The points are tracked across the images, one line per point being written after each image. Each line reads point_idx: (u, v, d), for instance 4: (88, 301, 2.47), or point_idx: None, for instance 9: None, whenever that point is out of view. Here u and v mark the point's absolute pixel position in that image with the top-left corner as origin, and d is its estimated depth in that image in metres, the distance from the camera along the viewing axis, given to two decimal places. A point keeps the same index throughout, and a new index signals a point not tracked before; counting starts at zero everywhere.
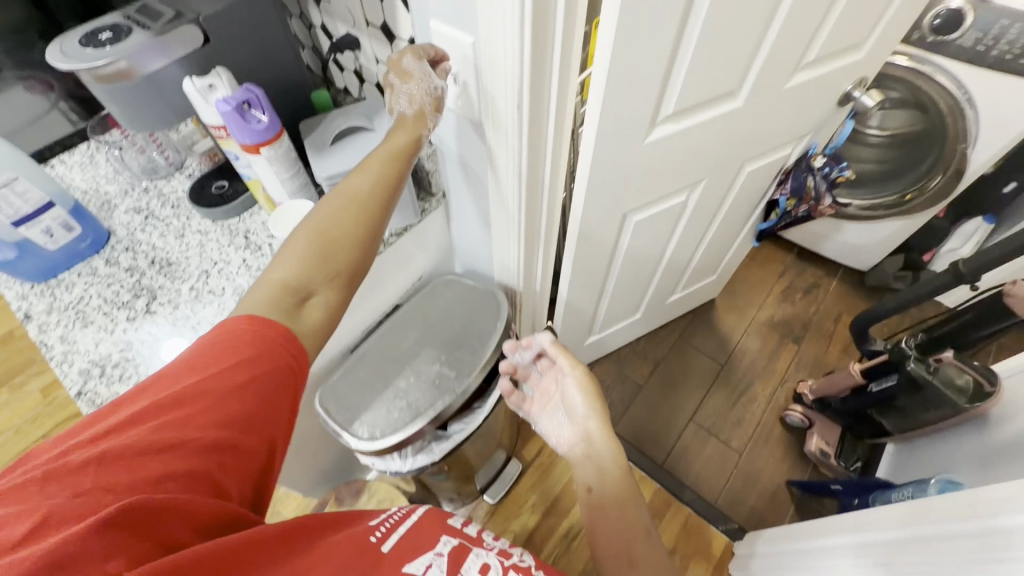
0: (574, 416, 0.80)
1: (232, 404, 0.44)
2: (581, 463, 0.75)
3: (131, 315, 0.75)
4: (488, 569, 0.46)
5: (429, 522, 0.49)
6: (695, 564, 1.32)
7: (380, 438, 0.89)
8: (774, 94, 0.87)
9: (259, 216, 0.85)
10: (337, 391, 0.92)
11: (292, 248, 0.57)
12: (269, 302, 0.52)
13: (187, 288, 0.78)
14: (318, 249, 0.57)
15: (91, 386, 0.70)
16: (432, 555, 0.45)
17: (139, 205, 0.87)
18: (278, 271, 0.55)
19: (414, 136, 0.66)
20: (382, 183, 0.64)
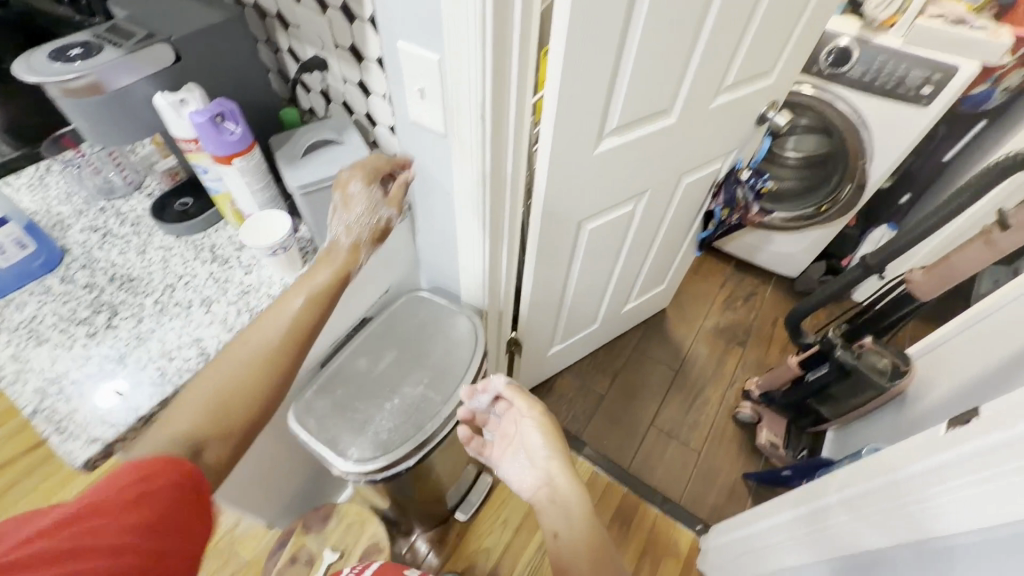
0: (535, 458, 0.83)
1: (142, 516, 0.41)
2: (546, 504, 0.79)
3: (90, 331, 0.73)
4: None
5: None
6: (665, 563, 1.36)
7: (370, 460, 0.87)
8: (702, 113, 0.99)
9: (226, 231, 0.86)
10: (316, 412, 0.91)
11: (191, 395, 0.54)
12: (160, 451, 0.49)
13: (151, 301, 0.77)
14: (216, 407, 0.54)
15: (47, 404, 0.66)
16: None
17: (96, 224, 0.86)
18: (174, 422, 0.52)
19: (336, 273, 0.70)
20: (305, 307, 0.65)
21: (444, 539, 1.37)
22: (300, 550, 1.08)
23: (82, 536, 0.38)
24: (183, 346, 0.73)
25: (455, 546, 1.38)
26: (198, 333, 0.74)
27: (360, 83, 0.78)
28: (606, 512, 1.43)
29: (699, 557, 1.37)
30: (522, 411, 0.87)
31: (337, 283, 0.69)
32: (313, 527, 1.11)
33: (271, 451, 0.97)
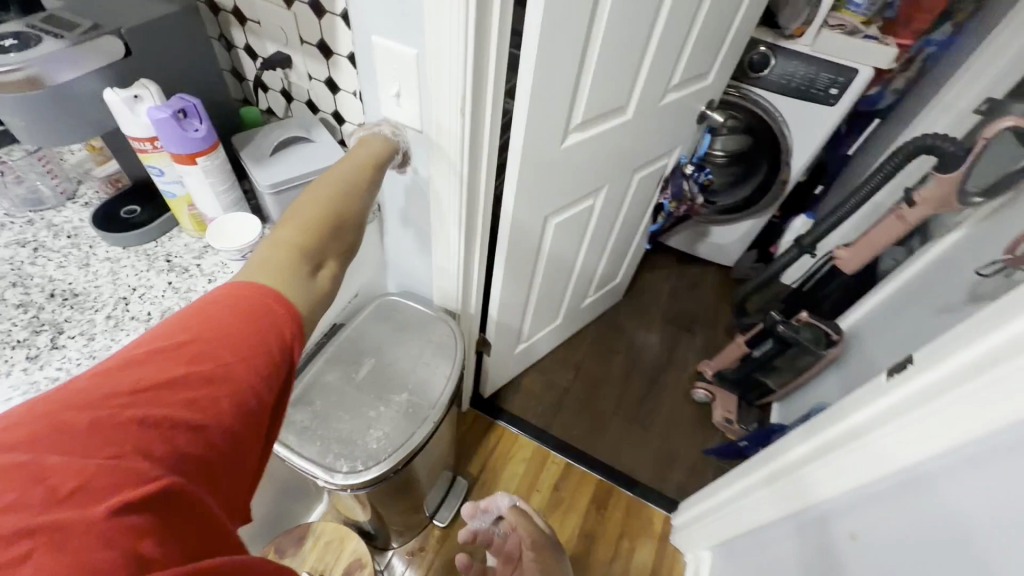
0: None
1: (242, 363, 0.42)
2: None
3: (31, 355, 0.65)
4: None
5: None
6: (642, 543, 1.41)
7: (363, 471, 0.83)
8: (652, 110, 1.06)
9: (182, 239, 0.80)
10: (295, 426, 0.86)
11: (292, 219, 0.58)
12: (282, 261, 0.52)
13: (102, 317, 0.70)
14: (312, 228, 0.58)
15: None
16: None
17: (23, 237, 0.77)
18: (278, 241, 0.55)
19: (380, 152, 0.73)
20: (363, 167, 0.69)
21: (424, 548, 1.35)
22: None
23: (184, 400, 0.38)
24: None
25: (436, 555, 1.35)
26: None
27: (327, 80, 0.77)
28: (579, 500, 1.47)
29: (672, 534, 1.43)
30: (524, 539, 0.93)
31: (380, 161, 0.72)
32: (288, 551, 1.05)
33: None
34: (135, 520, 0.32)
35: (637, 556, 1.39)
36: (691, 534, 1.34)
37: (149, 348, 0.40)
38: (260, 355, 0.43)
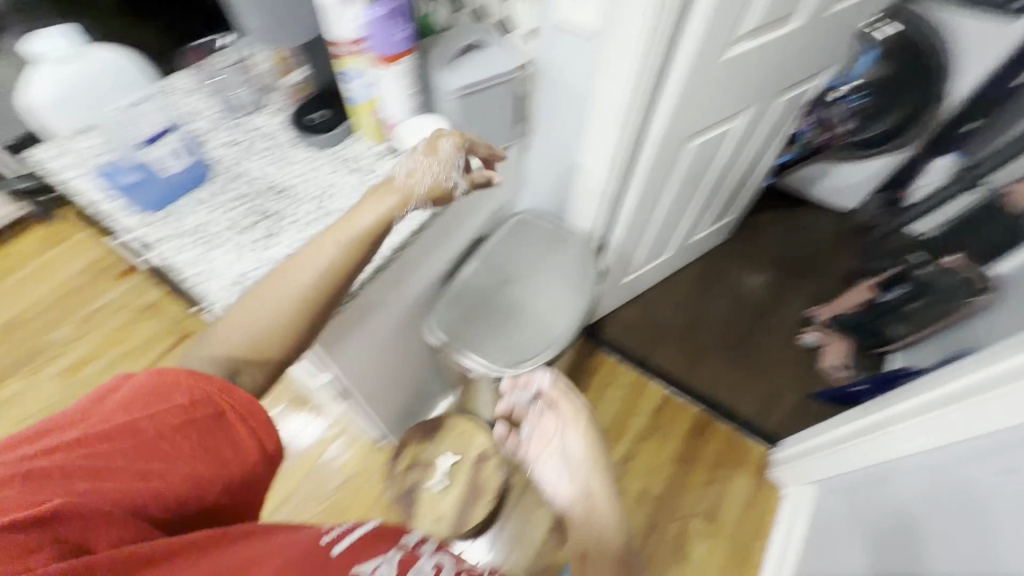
0: (575, 470, 0.77)
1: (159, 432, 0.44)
2: (574, 518, 0.70)
3: (260, 237, 0.76)
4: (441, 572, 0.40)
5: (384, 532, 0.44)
6: (739, 474, 1.45)
7: (513, 365, 0.96)
8: (817, 20, 0.98)
9: (360, 144, 0.87)
10: (453, 321, 0.99)
11: (236, 313, 0.56)
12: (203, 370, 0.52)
13: (308, 208, 0.79)
14: (256, 336, 0.55)
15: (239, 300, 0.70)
16: (380, 557, 0.40)
17: (234, 138, 0.87)
18: (218, 345, 0.54)
19: (400, 203, 0.66)
20: (350, 247, 0.60)
21: None
22: (418, 457, 1.16)
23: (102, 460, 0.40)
24: None
25: None
26: None
27: None
28: (677, 429, 1.52)
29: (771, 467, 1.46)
30: (564, 415, 0.81)
31: (379, 227, 0.64)
32: (427, 437, 1.18)
33: (396, 364, 1.03)
34: (43, 530, 0.32)
35: (735, 484, 1.44)
36: (792, 471, 1.36)
37: (56, 423, 0.41)
38: (186, 411, 0.46)
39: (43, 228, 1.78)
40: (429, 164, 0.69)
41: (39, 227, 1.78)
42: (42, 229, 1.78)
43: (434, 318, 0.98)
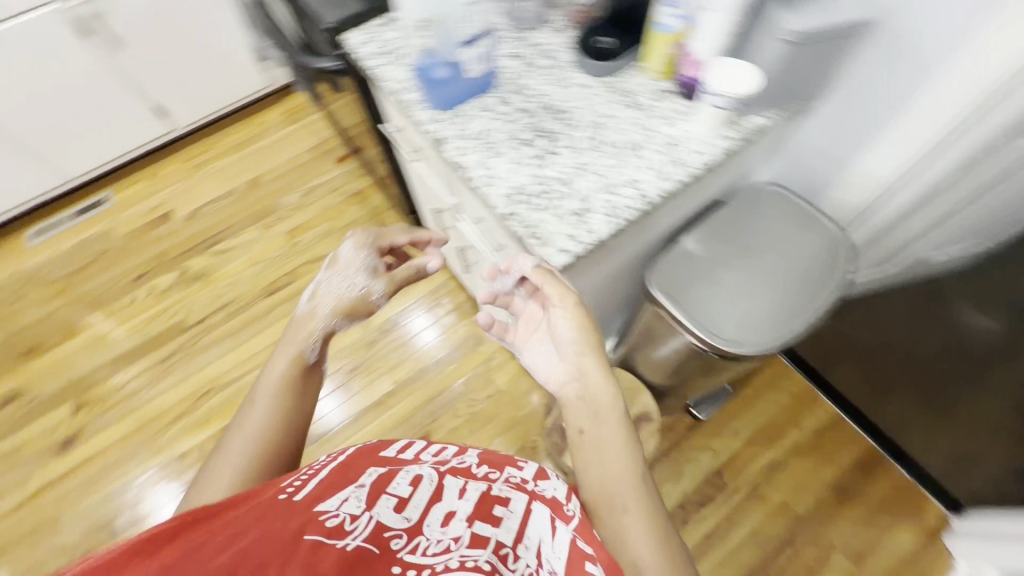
0: (565, 352, 0.79)
1: None
2: (574, 401, 0.75)
3: (537, 154, 0.77)
4: (417, 480, 0.66)
5: (355, 462, 0.66)
6: (902, 527, 1.33)
7: (741, 344, 0.86)
8: None
9: (641, 78, 0.83)
10: (678, 280, 0.92)
11: (215, 460, 0.82)
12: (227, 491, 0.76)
13: (584, 135, 0.78)
14: (245, 458, 0.79)
15: (516, 209, 0.72)
16: (351, 489, 0.61)
17: (516, 51, 0.88)
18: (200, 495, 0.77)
19: (293, 368, 0.88)
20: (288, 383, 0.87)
21: (674, 429, 1.44)
22: None
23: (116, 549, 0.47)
24: (623, 181, 0.74)
25: (681, 440, 1.44)
26: (636, 174, 0.74)
27: None
28: (845, 456, 1.41)
29: (945, 537, 1.31)
30: (553, 295, 0.80)
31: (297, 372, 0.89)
32: None
33: (596, 306, 1.04)
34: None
35: (894, 537, 1.31)
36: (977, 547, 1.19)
37: None
38: None
39: (283, 106, 2.07)
40: (348, 276, 1.00)
41: (279, 106, 2.07)
42: (282, 108, 2.06)
43: (657, 274, 0.93)
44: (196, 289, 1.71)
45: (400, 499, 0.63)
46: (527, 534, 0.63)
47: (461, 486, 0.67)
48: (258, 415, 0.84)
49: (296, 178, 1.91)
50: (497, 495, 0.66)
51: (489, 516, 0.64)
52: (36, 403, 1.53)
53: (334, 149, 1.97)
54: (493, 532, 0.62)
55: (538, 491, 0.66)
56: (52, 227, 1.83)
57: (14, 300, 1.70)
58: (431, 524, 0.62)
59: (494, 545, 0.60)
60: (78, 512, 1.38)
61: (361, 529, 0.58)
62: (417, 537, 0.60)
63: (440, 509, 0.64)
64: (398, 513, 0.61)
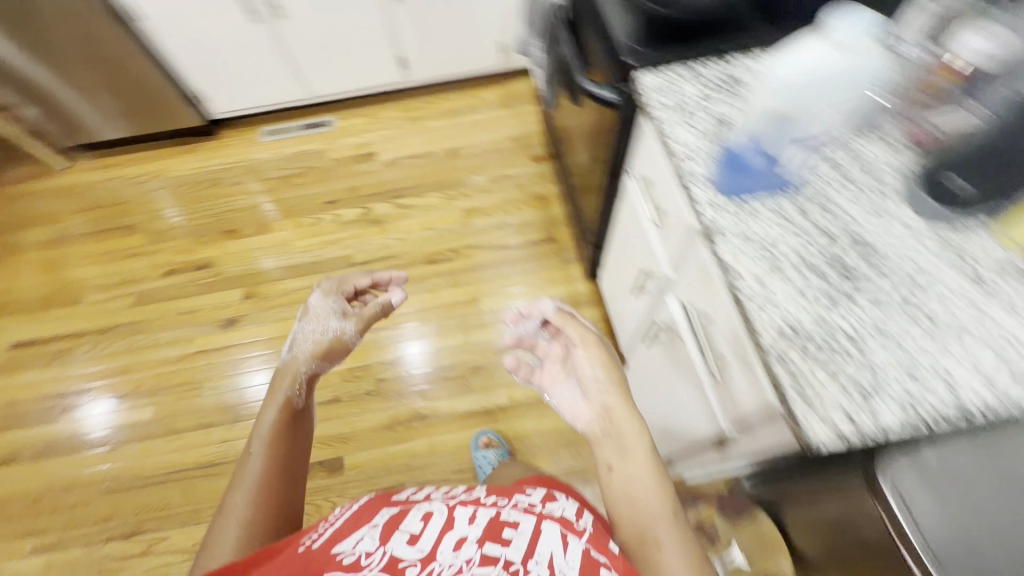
0: (590, 390, 0.79)
1: None
2: (603, 439, 0.72)
3: (828, 292, 0.64)
4: (430, 510, 0.62)
5: (373, 502, 0.65)
6: None
7: None
8: None
9: (988, 244, 0.66)
10: (936, 489, 0.68)
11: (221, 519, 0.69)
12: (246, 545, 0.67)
13: (893, 290, 0.64)
14: (247, 491, 0.70)
15: (786, 352, 0.61)
16: (365, 526, 0.59)
17: (832, 155, 0.74)
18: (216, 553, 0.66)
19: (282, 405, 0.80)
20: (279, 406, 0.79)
21: None
22: (710, 523, 1.05)
23: None
24: (932, 371, 0.59)
25: None
26: (953, 367, 0.59)
27: None
28: None
29: None
30: (573, 336, 0.85)
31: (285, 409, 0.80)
32: (729, 512, 1.06)
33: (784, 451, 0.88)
34: None
35: None
36: None
37: None
38: None
39: (501, 88, 2.11)
40: (319, 323, 0.96)
41: (498, 87, 2.12)
42: (500, 90, 2.11)
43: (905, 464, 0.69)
44: (371, 233, 1.81)
45: (412, 534, 0.57)
46: (538, 549, 0.54)
47: (471, 511, 0.61)
48: (256, 464, 0.73)
49: (490, 161, 1.94)
50: (508, 520, 0.58)
51: (500, 536, 0.56)
52: (221, 279, 1.75)
53: (532, 145, 1.97)
54: (502, 553, 0.54)
55: (549, 513, 0.60)
56: (281, 133, 2.05)
57: (233, 184, 1.94)
58: (442, 552, 0.55)
59: (503, 564, 0.53)
60: (219, 387, 1.56)
61: (377, 563, 0.53)
62: (431, 565, 0.53)
63: (452, 537, 0.57)
64: (411, 544, 0.56)
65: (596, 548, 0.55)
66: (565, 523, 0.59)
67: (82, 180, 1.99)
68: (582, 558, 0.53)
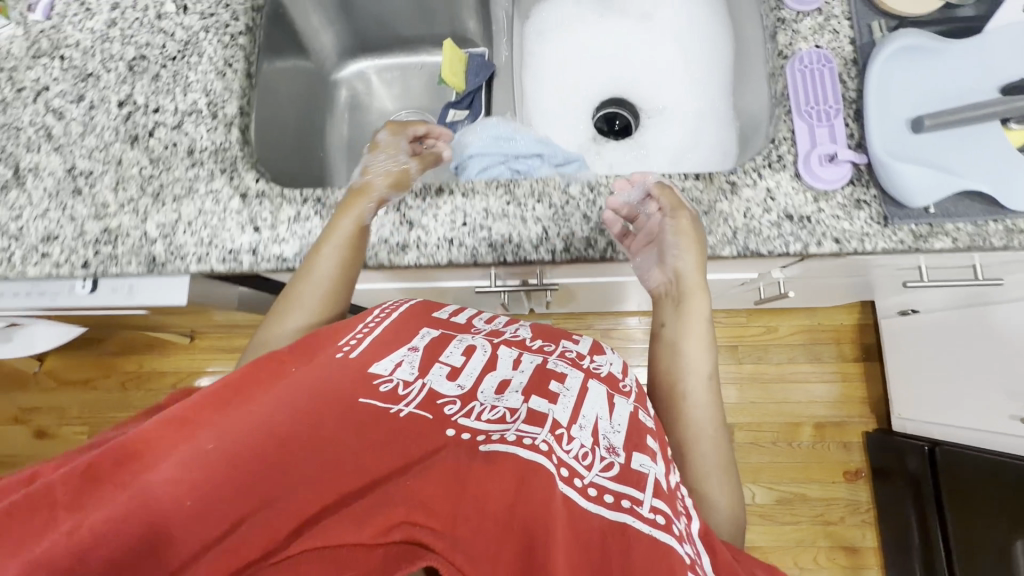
0: (663, 258, 0.58)
1: (247, 381, 0.46)
2: (663, 302, 0.61)
3: None
4: (471, 351, 0.57)
5: (411, 316, 0.60)
6: None
7: None
8: None
9: None
10: None
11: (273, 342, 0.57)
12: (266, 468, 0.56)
13: None
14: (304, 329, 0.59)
15: None
16: (404, 351, 0.54)
17: None
18: None
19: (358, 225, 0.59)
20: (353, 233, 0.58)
21: None
22: None
23: (199, 405, 0.41)
24: None
25: None
26: None
27: None
28: None
29: None
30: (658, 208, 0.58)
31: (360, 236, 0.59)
32: None
33: None
34: (125, 446, 0.37)
35: None
36: None
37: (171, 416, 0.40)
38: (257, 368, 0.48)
39: (804, 318, 1.39)
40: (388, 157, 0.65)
41: (800, 316, 1.39)
42: (802, 323, 1.39)
43: None
44: None
45: (453, 368, 0.53)
46: (583, 412, 0.51)
47: (516, 357, 0.58)
48: (328, 243, 0.58)
49: (779, 463, 1.34)
50: (555, 371, 0.56)
51: (547, 392, 0.52)
52: None
53: (846, 445, 1.33)
54: (551, 411, 0.49)
55: (597, 369, 0.59)
56: None
57: None
58: (482, 393, 0.52)
59: (552, 425, 0.48)
60: None
61: (415, 396, 0.49)
62: (471, 404, 0.50)
63: (492, 385, 0.53)
64: (450, 382, 0.52)
65: (642, 410, 0.56)
66: (613, 383, 0.57)
67: (216, 369, 1.52)
68: (627, 421, 0.53)
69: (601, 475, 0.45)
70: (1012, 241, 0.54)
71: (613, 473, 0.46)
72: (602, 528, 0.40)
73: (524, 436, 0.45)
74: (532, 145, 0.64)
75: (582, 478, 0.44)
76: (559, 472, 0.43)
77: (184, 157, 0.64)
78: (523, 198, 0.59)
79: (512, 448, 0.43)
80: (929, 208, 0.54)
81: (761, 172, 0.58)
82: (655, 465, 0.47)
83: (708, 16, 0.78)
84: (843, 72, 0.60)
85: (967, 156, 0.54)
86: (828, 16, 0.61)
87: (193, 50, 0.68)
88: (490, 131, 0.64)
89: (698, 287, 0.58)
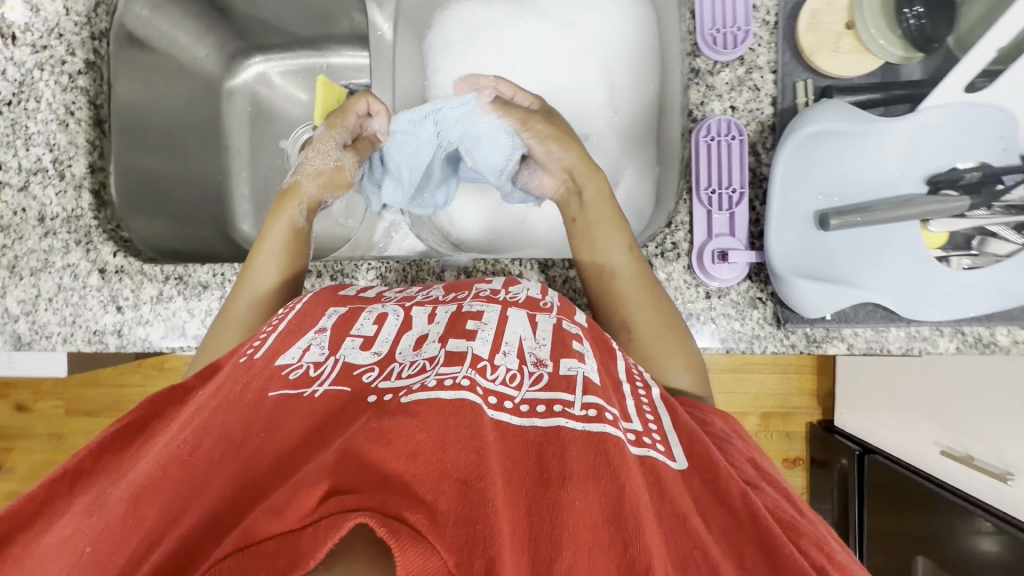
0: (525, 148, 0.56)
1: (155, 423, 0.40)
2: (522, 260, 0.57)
3: None
4: (383, 319, 0.45)
5: (320, 298, 0.48)
6: None
7: None
8: None
9: None
10: None
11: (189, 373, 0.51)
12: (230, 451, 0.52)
13: None
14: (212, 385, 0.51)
15: None
16: (312, 334, 0.44)
17: None
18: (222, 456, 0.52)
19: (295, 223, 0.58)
20: (290, 234, 0.57)
21: None
22: None
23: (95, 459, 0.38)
24: None
25: None
26: None
27: None
28: None
29: None
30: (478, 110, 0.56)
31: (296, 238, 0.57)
32: None
33: None
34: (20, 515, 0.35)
35: None
36: None
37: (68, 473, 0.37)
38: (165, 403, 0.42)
39: None
40: (322, 152, 0.62)
41: None
42: None
43: None
44: None
45: (366, 338, 0.43)
46: (505, 341, 0.41)
47: (431, 312, 0.46)
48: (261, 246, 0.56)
49: None
50: (471, 312, 0.44)
51: (463, 332, 0.42)
52: None
53: (788, 435, 1.35)
54: (469, 347, 0.39)
55: (513, 300, 0.46)
56: None
57: None
58: (402, 351, 0.42)
59: (472, 360, 0.38)
60: None
61: (330, 375, 0.40)
62: (391, 366, 0.40)
63: (409, 348, 0.42)
64: (365, 351, 0.42)
65: (569, 320, 0.45)
66: (533, 306, 0.45)
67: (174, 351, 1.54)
68: (552, 334, 0.43)
69: (531, 391, 0.38)
70: (911, 348, 0.50)
71: (544, 386, 0.39)
72: (537, 439, 0.35)
73: (444, 379, 0.36)
74: (466, 134, 0.57)
75: (513, 400, 0.37)
76: (487, 402, 0.36)
77: (35, 226, 0.59)
78: (393, 285, 0.56)
79: (432, 393, 0.35)
80: (825, 316, 0.49)
81: (651, 261, 0.53)
82: (584, 364, 0.40)
83: (638, 27, 0.65)
84: (757, 141, 0.51)
85: (869, 263, 0.48)
86: (750, 67, 0.51)
87: (29, 93, 0.59)
88: (404, 152, 0.60)
89: (584, 165, 0.54)
